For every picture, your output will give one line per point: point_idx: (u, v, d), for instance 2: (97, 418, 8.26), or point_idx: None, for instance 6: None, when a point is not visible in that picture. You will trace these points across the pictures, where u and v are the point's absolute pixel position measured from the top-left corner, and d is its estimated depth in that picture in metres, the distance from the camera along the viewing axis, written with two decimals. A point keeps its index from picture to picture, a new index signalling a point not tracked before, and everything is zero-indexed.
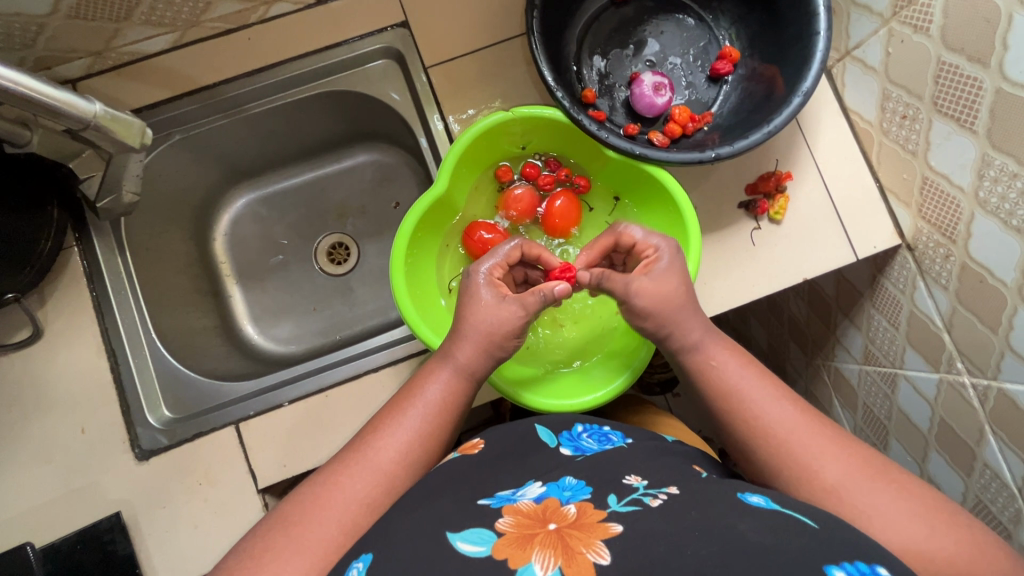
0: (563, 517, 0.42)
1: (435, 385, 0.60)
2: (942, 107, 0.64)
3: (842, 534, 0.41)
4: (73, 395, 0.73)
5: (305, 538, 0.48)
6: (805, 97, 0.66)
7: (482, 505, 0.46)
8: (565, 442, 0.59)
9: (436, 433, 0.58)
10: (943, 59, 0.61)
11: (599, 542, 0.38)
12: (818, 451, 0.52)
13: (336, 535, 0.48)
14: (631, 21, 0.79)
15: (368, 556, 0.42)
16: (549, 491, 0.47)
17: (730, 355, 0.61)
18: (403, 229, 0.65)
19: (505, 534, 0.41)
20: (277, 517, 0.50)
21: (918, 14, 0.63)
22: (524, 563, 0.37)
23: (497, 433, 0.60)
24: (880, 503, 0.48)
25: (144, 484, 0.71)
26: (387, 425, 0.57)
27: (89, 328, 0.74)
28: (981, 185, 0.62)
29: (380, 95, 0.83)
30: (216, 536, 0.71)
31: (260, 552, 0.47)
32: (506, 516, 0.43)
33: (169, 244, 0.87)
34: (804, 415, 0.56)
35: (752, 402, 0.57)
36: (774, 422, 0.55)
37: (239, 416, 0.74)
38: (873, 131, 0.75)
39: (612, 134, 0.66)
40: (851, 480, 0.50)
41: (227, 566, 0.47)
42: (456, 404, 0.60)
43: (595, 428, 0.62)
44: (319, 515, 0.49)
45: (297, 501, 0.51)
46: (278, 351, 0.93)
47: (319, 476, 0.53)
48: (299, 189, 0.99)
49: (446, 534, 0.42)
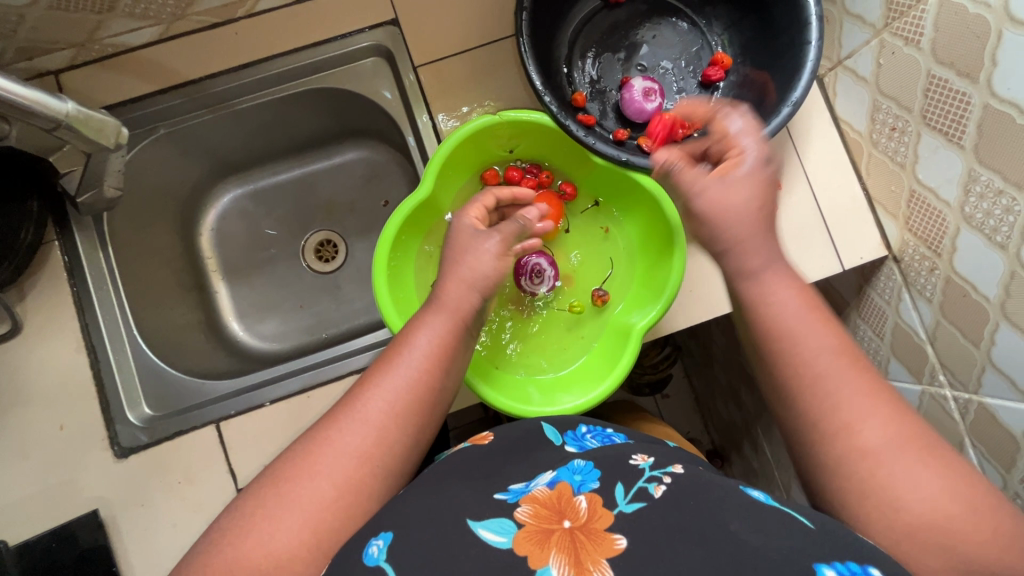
0: (576, 513, 0.42)
1: (426, 331, 0.57)
2: (931, 121, 0.63)
3: (832, 529, 0.41)
4: (51, 390, 0.72)
5: (299, 495, 0.46)
6: (794, 107, 0.65)
7: (498, 501, 0.45)
8: (570, 441, 0.57)
9: (430, 382, 0.55)
10: (933, 72, 0.61)
11: (605, 561, 0.37)
12: (859, 414, 0.47)
13: (330, 491, 0.46)
14: (623, 24, 0.79)
15: (388, 534, 0.42)
16: (560, 475, 0.47)
17: (794, 292, 0.53)
18: (386, 232, 0.64)
19: (523, 526, 0.41)
20: (265, 480, 0.48)
21: (910, 26, 0.62)
22: (542, 565, 0.37)
23: (506, 428, 0.59)
24: (908, 479, 0.45)
25: (122, 482, 0.71)
26: (378, 374, 0.54)
27: (69, 323, 0.74)
28: (967, 201, 0.62)
29: (369, 92, 0.82)
30: (194, 534, 0.70)
31: (252, 513, 0.45)
32: (524, 504, 0.43)
33: (155, 239, 0.86)
34: (856, 372, 0.49)
35: (797, 347, 0.51)
36: (817, 372, 0.50)
37: (220, 414, 0.74)
38: (863, 141, 0.75)
39: (599, 140, 0.66)
40: (886, 450, 0.46)
41: (216, 531, 0.45)
42: (449, 350, 0.57)
43: (598, 428, 0.60)
44: (313, 470, 0.47)
45: (290, 456, 0.49)
46: (263, 348, 0.92)
47: (313, 430, 0.51)
48: (287, 184, 0.98)
49: (468, 522, 0.42)
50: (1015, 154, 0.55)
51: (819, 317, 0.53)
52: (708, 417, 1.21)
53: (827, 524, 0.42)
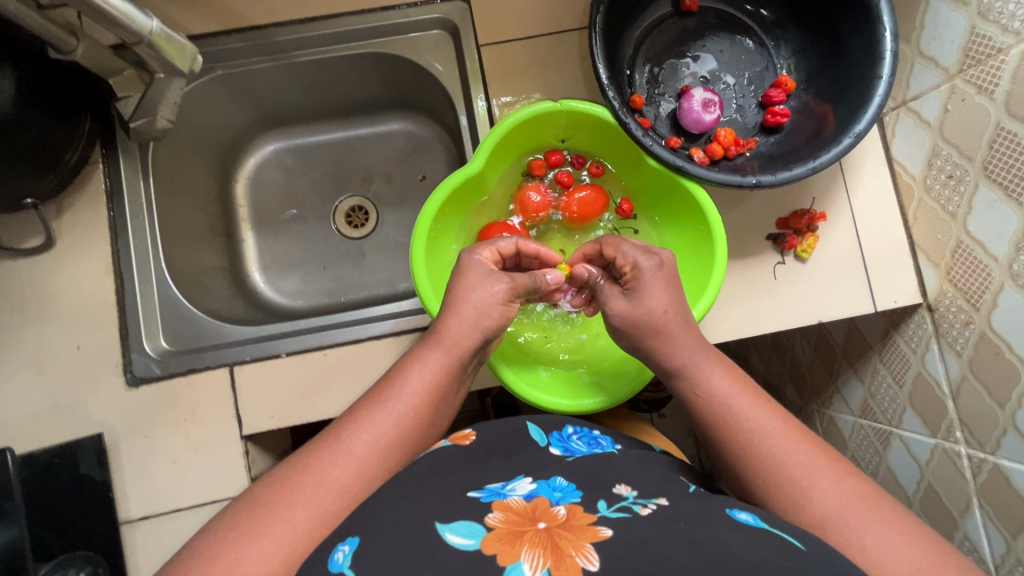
0: (552, 516, 0.42)
1: (418, 370, 0.59)
2: (992, 173, 0.63)
3: (824, 553, 0.40)
4: (74, 310, 0.72)
5: (276, 525, 0.45)
6: (856, 138, 0.65)
7: (472, 497, 0.46)
8: (555, 442, 0.59)
9: (415, 422, 0.56)
10: (1002, 124, 0.60)
11: (589, 546, 0.38)
12: (817, 480, 0.50)
13: (307, 525, 0.46)
14: (691, 34, 0.78)
15: (353, 539, 0.42)
16: (539, 490, 0.46)
17: (721, 374, 0.59)
18: (431, 202, 0.64)
19: (494, 529, 0.41)
20: (243, 503, 0.48)
21: (986, 75, 0.61)
22: (513, 561, 0.37)
23: (492, 428, 0.60)
24: (883, 535, 0.46)
25: (131, 410, 0.71)
26: (367, 408, 0.55)
27: (101, 247, 0.74)
28: (1017, 259, 0.61)
29: (427, 64, 0.81)
30: (193, 475, 0.71)
31: (222, 534, 0.45)
32: (496, 512, 0.43)
33: (194, 177, 0.86)
34: (799, 440, 0.53)
35: (741, 422, 0.55)
36: (763, 447, 0.53)
37: (233, 359, 0.74)
38: (914, 186, 0.74)
39: (657, 143, 0.65)
40: (854, 511, 0.47)
41: (191, 548, 0.45)
42: (435, 391, 0.58)
43: (585, 430, 0.64)
44: (291, 500, 0.47)
45: (269, 483, 0.49)
46: (282, 303, 0.93)
47: (293, 460, 0.51)
48: (329, 146, 0.98)
49: (435, 524, 0.41)
50: None
51: (762, 397, 0.57)
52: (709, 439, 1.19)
53: (819, 545, 0.41)
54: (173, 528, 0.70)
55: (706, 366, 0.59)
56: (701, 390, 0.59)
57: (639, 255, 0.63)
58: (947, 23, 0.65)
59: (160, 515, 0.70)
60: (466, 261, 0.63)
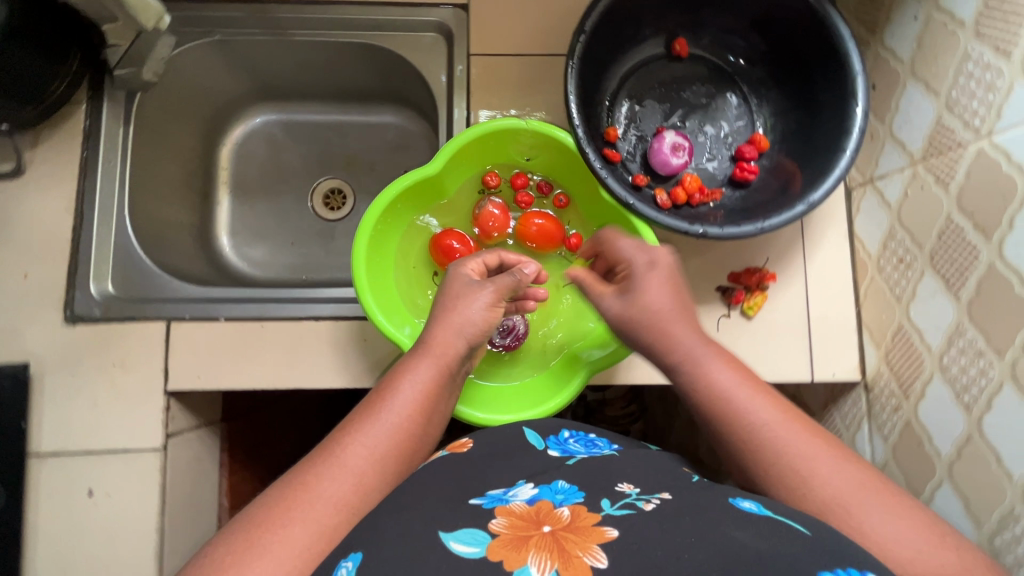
0: (557, 519, 0.41)
1: (410, 380, 0.57)
2: (937, 264, 0.63)
3: (830, 539, 0.39)
4: (30, 240, 0.74)
5: (275, 545, 0.42)
6: (808, 207, 0.65)
7: (472, 505, 0.45)
8: (552, 445, 0.58)
9: (415, 430, 0.54)
10: (952, 217, 0.60)
11: (596, 546, 0.38)
12: (814, 465, 0.46)
13: (309, 542, 0.43)
14: (678, 79, 0.80)
15: (358, 555, 0.40)
16: (541, 493, 0.46)
17: (721, 363, 0.54)
18: (382, 196, 0.65)
19: (499, 535, 0.40)
20: (238, 524, 0.44)
21: (945, 166, 0.62)
22: (520, 566, 0.37)
23: (487, 437, 0.59)
24: (886, 522, 0.43)
25: (63, 345, 0.72)
26: (360, 420, 0.53)
27: (68, 183, 0.76)
28: (948, 351, 0.61)
29: (421, 64, 0.83)
30: (111, 419, 0.71)
31: (218, 557, 0.42)
32: (499, 517, 0.42)
33: (179, 134, 0.89)
34: (799, 425, 0.49)
35: (741, 412, 0.50)
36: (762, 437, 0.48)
37: (174, 315, 0.75)
38: (869, 264, 0.74)
39: (612, 177, 0.66)
40: (854, 497, 0.44)
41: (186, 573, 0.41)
42: (432, 399, 0.57)
43: (582, 433, 0.62)
44: (289, 518, 0.44)
45: (263, 503, 0.46)
46: (243, 269, 0.94)
47: (290, 477, 0.48)
48: (320, 126, 0.99)
49: (439, 533, 0.41)
50: (1003, 321, 0.55)
51: (755, 381, 0.53)
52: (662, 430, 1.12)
53: (823, 531, 0.41)
54: (81, 467, 0.71)
55: (701, 354, 0.55)
56: (692, 375, 0.54)
57: (633, 252, 0.62)
58: (917, 111, 0.65)
59: (71, 453, 0.71)
60: (453, 272, 0.66)
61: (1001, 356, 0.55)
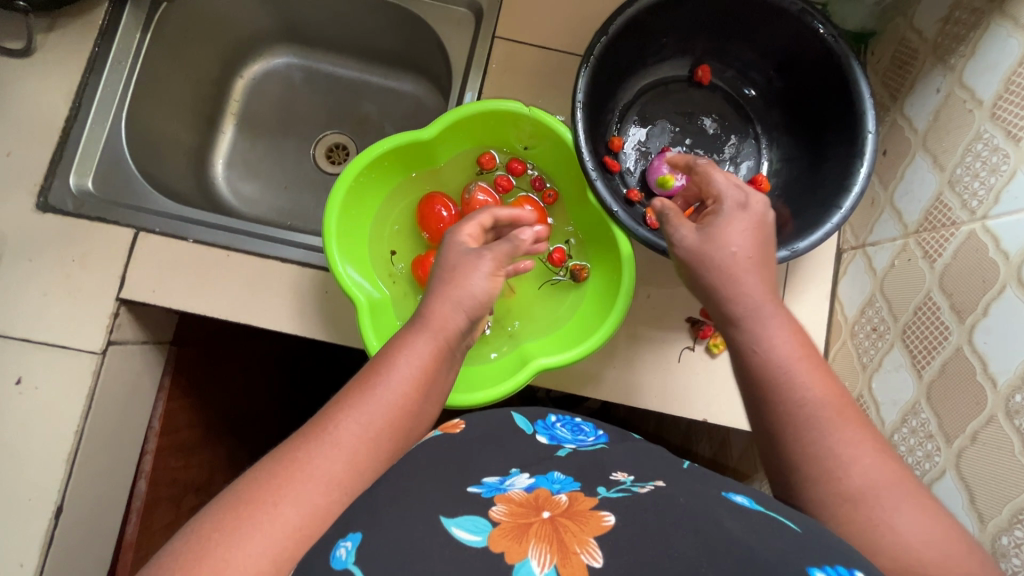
0: (557, 506, 0.40)
1: (405, 359, 0.54)
2: (908, 339, 0.61)
3: (822, 536, 0.39)
4: (22, 119, 0.74)
5: (266, 523, 0.41)
6: (791, 254, 0.63)
7: (472, 493, 0.43)
8: (541, 430, 0.57)
9: (411, 409, 0.52)
10: (931, 294, 0.59)
11: (593, 539, 0.37)
12: (854, 456, 0.44)
13: (303, 522, 0.42)
14: (695, 105, 0.80)
15: (358, 537, 0.39)
16: (538, 482, 0.44)
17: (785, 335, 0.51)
18: (371, 149, 0.65)
19: (500, 524, 0.39)
20: (231, 496, 0.43)
21: (935, 242, 0.60)
22: (520, 559, 0.36)
23: (478, 418, 0.58)
24: (906, 516, 0.41)
25: (26, 229, 0.72)
26: (354, 397, 0.51)
27: (74, 73, 0.76)
28: (899, 429, 0.60)
29: (446, 37, 0.83)
30: (58, 312, 0.70)
31: (207, 534, 0.40)
32: (498, 504, 0.41)
33: (198, 55, 0.89)
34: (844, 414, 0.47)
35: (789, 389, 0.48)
36: (802, 414, 0.47)
37: (144, 225, 0.74)
38: (844, 328, 0.72)
39: (602, 180, 0.65)
40: (889, 490, 0.43)
41: (175, 552, 0.39)
42: (428, 377, 0.54)
43: (568, 418, 0.62)
44: (281, 495, 0.42)
45: (250, 479, 0.44)
46: (229, 201, 0.93)
47: (281, 452, 0.46)
48: (340, 80, 1.00)
49: (441, 518, 0.39)
50: (959, 408, 0.53)
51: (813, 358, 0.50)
52: (626, 419, 1.08)
53: (814, 527, 0.40)
54: (15, 353, 0.70)
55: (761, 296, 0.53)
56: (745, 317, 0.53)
57: (727, 188, 0.58)
58: (920, 183, 0.64)
59: (7, 337, 0.70)
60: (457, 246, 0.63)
61: (949, 443, 0.54)
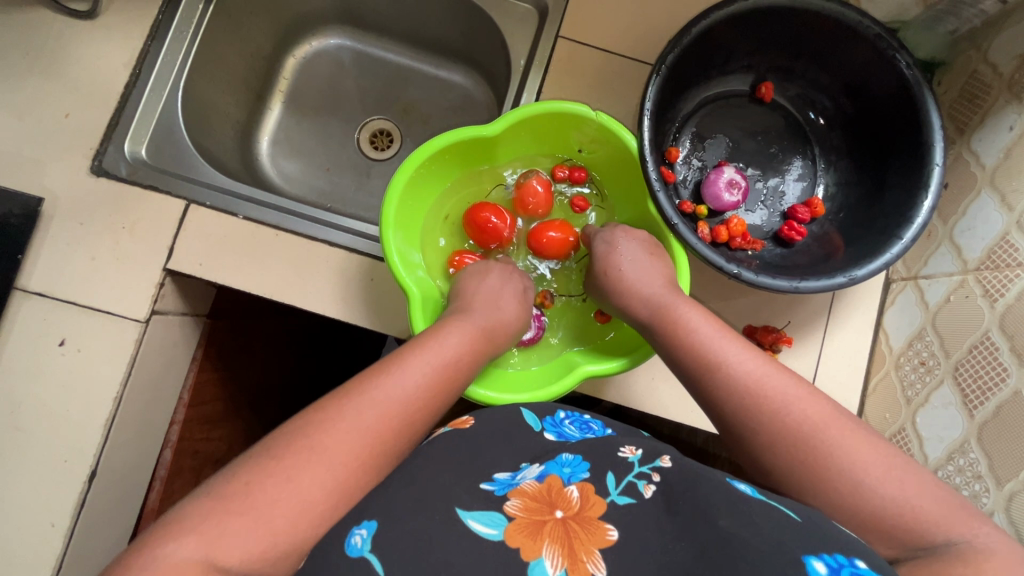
0: (567, 502, 0.41)
1: (451, 341, 0.55)
2: (959, 376, 0.62)
3: (822, 527, 0.39)
4: (81, 82, 0.74)
5: (243, 531, 0.38)
6: (849, 281, 0.62)
7: (485, 491, 0.43)
8: (548, 427, 0.55)
9: (447, 390, 0.52)
10: (989, 335, 0.59)
11: (597, 552, 0.38)
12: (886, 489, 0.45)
13: (280, 536, 0.38)
14: (755, 120, 0.79)
15: (372, 524, 0.40)
16: (549, 468, 0.45)
17: (788, 381, 0.52)
18: (435, 141, 0.65)
19: (514, 519, 0.40)
20: (276, 444, 0.42)
21: (998, 282, 0.59)
22: (535, 559, 0.37)
23: (488, 413, 0.55)
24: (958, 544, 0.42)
25: (80, 193, 0.72)
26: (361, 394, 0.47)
27: (135, 40, 0.76)
28: (944, 466, 0.61)
29: (508, 32, 0.82)
30: (105, 279, 0.71)
31: (251, 479, 0.40)
32: (513, 498, 0.42)
33: (255, 29, 0.89)
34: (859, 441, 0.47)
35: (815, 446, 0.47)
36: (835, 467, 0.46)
37: (194, 198, 0.73)
38: (887, 358, 0.71)
39: (664, 192, 0.64)
40: (934, 517, 0.43)
41: (219, 490, 0.39)
42: (465, 365, 0.55)
43: (577, 415, 0.59)
44: (263, 501, 0.39)
45: (236, 472, 0.40)
46: (273, 179, 0.93)
47: (326, 408, 0.46)
48: (390, 66, 0.99)
49: (456, 509, 0.40)
50: (1013, 453, 0.54)
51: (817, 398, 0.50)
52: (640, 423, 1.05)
53: (815, 517, 0.40)
54: (61, 317, 0.70)
55: (719, 340, 0.56)
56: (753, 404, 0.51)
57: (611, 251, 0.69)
58: (985, 220, 0.63)
59: (53, 299, 0.70)
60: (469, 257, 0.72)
61: (999, 486, 0.55)
